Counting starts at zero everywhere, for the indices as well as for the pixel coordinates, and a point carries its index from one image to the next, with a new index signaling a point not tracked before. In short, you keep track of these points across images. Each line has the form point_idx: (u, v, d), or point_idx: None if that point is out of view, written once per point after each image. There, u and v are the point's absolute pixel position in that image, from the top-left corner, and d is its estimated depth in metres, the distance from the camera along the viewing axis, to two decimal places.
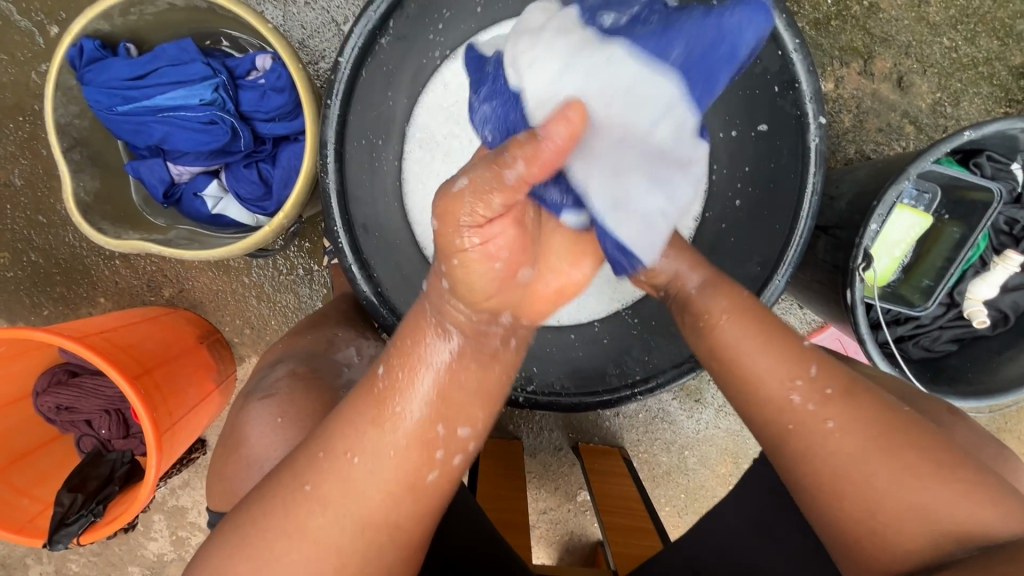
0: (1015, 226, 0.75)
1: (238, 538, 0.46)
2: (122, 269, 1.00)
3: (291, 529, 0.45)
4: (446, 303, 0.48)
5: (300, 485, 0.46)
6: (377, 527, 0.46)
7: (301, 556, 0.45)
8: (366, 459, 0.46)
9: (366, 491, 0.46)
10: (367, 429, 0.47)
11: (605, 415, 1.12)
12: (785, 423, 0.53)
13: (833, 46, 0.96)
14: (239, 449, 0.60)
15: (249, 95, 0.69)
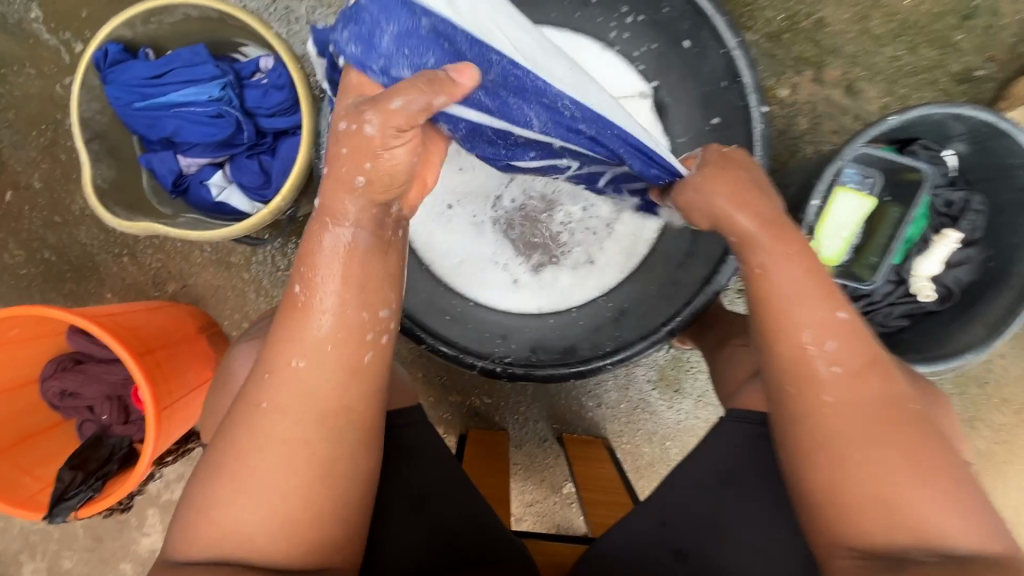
0: (952, 208, 0.82)
1: (222, 467, 0.52)
2: (129, 265, 1.07)
3: (258, 439, 0.52)
4: (341, 199, 0.54)
5: (259, 404, 0.53)
6: (332, 421, 0.53)
7: (274, 459, 0.52)
8: (311, 360, 0.53)
9: (313, 388, 0.53)
10: (297, 333, 0.53)
11: (588, 406, 1.16)
12: (822, 398, 0.56)
13: (786, 56, 1.05)
14: (231, 381, 0.69)
15: (253, 93, 0.77)
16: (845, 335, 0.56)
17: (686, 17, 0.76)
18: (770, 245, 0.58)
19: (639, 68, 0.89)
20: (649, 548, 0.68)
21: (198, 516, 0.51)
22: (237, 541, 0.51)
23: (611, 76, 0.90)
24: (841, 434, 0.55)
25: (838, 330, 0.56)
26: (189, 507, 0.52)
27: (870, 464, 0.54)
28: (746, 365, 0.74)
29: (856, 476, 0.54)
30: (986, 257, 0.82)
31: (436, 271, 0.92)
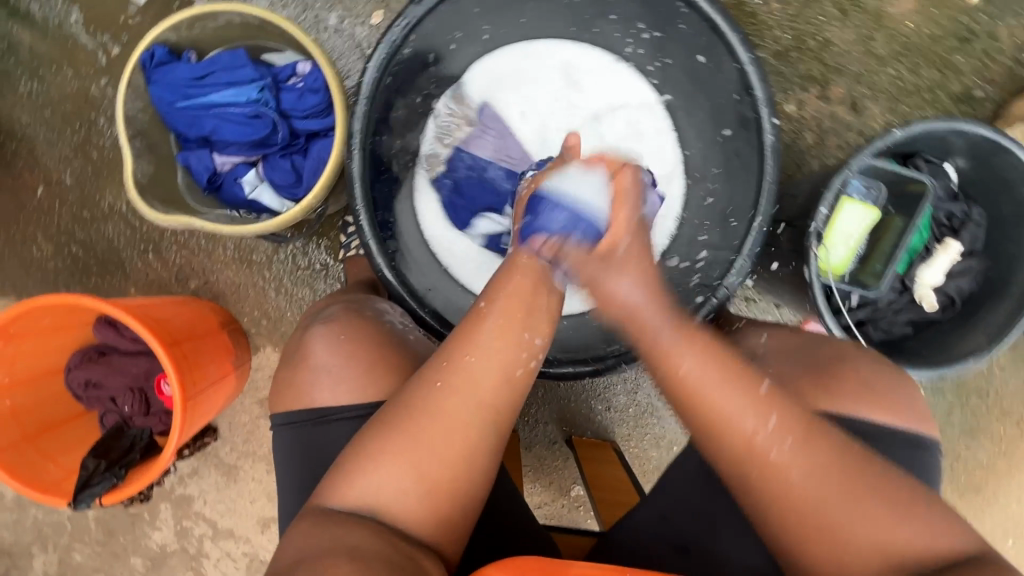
0: (953, 220, 0.86)
1: (386, 430, 0.60)
2: (154, 261, 1.10)
3: (427, 410, 0.60)
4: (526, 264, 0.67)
5: (434, 382, 0.61)
6: (485, 412, 0.61)
7: (436, 433, 0.59)
8: (482, 359, 0.61)
9: (480, 380, 0.61)
10: (478, 336, 0.62)
11: (597, 409, 1.18)
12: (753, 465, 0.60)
13: (793, 73, 1.10)
14: (308, 359, 0.70)
15: (289, 96, 0.81)
16: (728, 382, 0.61)
17: (703, 33, 0.80)
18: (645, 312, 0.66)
19: (650, 80, 0.93)
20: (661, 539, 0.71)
21: (354, 467, 0.59)
22: (385, 498, 0.58)
23: (623, 85, 0.94)
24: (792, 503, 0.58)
25: (733, 394, 0.61)
26: (349, 458, 0.60)
27: (830, 520, 0.57)
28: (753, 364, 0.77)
29: (824, 535, 0.57)
30: (986, 267, 0.85)
31: (454, 275, 0.92)
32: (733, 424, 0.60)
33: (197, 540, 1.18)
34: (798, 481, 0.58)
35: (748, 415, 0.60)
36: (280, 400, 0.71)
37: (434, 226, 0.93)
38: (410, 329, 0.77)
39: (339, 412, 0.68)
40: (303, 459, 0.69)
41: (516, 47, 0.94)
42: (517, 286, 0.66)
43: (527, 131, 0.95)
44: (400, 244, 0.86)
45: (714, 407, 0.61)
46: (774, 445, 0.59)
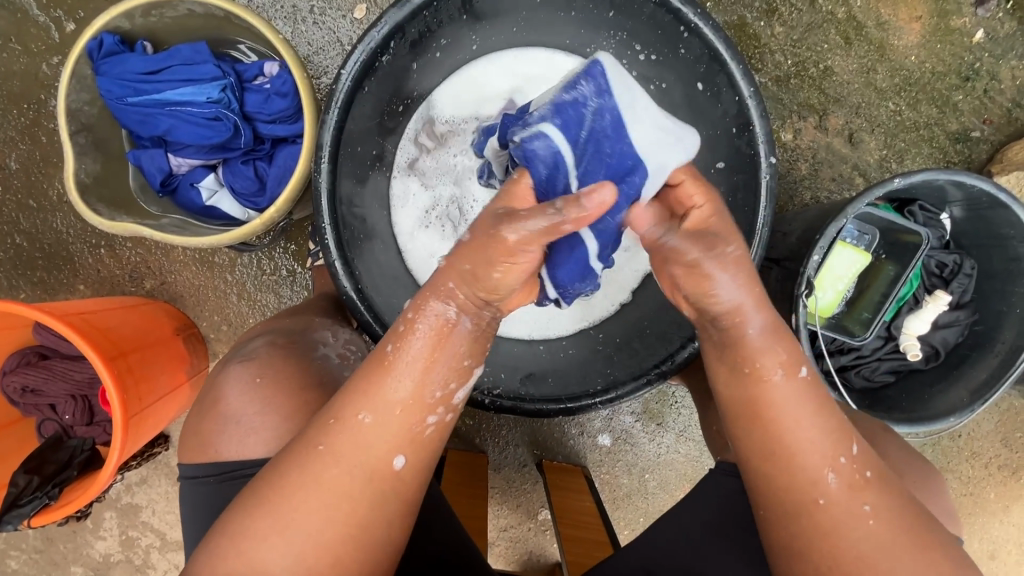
0: (944, 269, 0.84)
1: (262, 498, 0.53)
2: (105, 258, 1.02)
3: (309, 479, 0.53)
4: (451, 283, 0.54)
5: (315, 445, 0.54)
6: (380, 475, 0.54)
7: (317, 503, 0.53)
8: (380, 423, 0.54)
9: (371, 446, 0.54)
10: (373, 391, 0.54)
11: (570, 433, 1.15)
12: (815, 496, 0.52)
13: (792, 100, 1.06)
14: (218, 405, 0.68)
15: (254, 98, 0.75)
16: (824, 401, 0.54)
17: (703, 60, 0.76)
18: (770, 348, 0.53)
19: None
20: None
21: (223, 537, 0.53)
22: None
23: None
24: (813, 493, 0.52)
25: (827, 425, 0.53)
26: (222, 530, 0.53)
27: (844, 518, 0.52)
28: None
29: (831, 530, 0.51)
30: (973, 320, 0.83)
31: None
32: (822, 455, 0.52)
33: (143, 551, 1.12)
34: (863, 520, 0.51)
35: (812, 418, 0.53)
36: (189, 450, 0.68)
37: (410, 241, 0.87)
38: (347, 363, 0.75)
39: (244, 468, 0.64)
40: (207, 518, 0.64)
41: (502, 57, 0.88)
42: (419, 343, 0.54)
43: None
44: (370, 262, 0.81)
45: (788, 412, 0.53)
46: (833, 456, 0.53)
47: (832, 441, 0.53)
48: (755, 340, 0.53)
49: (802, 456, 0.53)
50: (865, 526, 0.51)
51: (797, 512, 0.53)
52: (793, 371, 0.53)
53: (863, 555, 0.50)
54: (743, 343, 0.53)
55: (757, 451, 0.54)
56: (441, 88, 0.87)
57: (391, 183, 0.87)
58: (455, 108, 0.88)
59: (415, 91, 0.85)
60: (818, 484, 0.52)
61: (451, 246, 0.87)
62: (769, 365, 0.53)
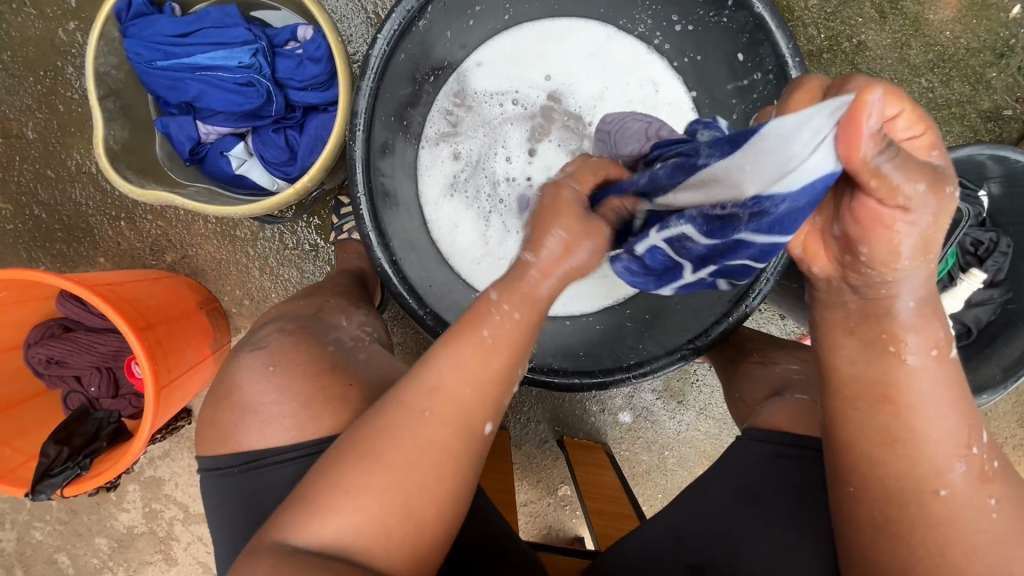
0: (979, 247, 0.82)
1: (358, 460, 0.51)
2: (126, 230, 1.01)
3: (410, 439, 0.51)
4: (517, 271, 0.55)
5: (418, 408, 0.52)
6: (474, 442, 0.54)
7: (418, 466, 0.51)
8: (476, 388, 0.53)
9: (470, 409, 0.53)
10: (466, 356, 0.53)
11: (591, 410, 1.15)
12: (935, 487, 0.48)
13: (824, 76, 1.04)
14: (233, 394, 0.66)
15: (286, 63, 0.72)
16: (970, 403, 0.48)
17: (746, 29, 0.74)
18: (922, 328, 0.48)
19: (681, 77, 0.87)
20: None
21: (310, 497, 0.51)
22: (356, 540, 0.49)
23: (651, 80, 0.88)
24: (931, 483, 0.48)
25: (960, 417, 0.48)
26: (312, 491, 0.51)
27: (959, 512, 0.47)
28: (767, 389, 0.74)
29: (942, 521, 0.47)
30: (1007, 298, 0.83)
31: (453, 265, 0.87)
32: (954, 445, 0.48)
33: (166, 523, 1.13)
34: (973, 513, 0.47)
35: (950, 411, 0.48)
36: (205, 443, 0.67)
37: (436, 212, 0.87)
38: (361, 346, 0.74)
39: (269, 455, 0.62)
40: (235, 509, 0.63)
41: (531, 29, 0.87)
42: (508, 313, 0.54)
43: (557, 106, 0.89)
44: (401, 233, 0.80)
45: (926, 398, 0.48)
46: (962, 447, 0.48)
47: (962, 434, 0.48)
48: (907, 318, 0.48)
49: (928, 438, 0.48)
50: (977, 516, 0.47)
51: (912, 500, 0.48)
52: (944, 353, 0.48)
53: (973, 547, 0.46)
54: (893, 320, 0.48)
55: (871, 433, 0.50)
56: (472, 60, 0.86)
57: (420, 153, 0.86)
58: (487, 77, 0.87)
59: (446, 60, 0.83)
60: (940, 475, 0.48)
61: (477, 217, 0.88)
62: (914, 344, 0.48)
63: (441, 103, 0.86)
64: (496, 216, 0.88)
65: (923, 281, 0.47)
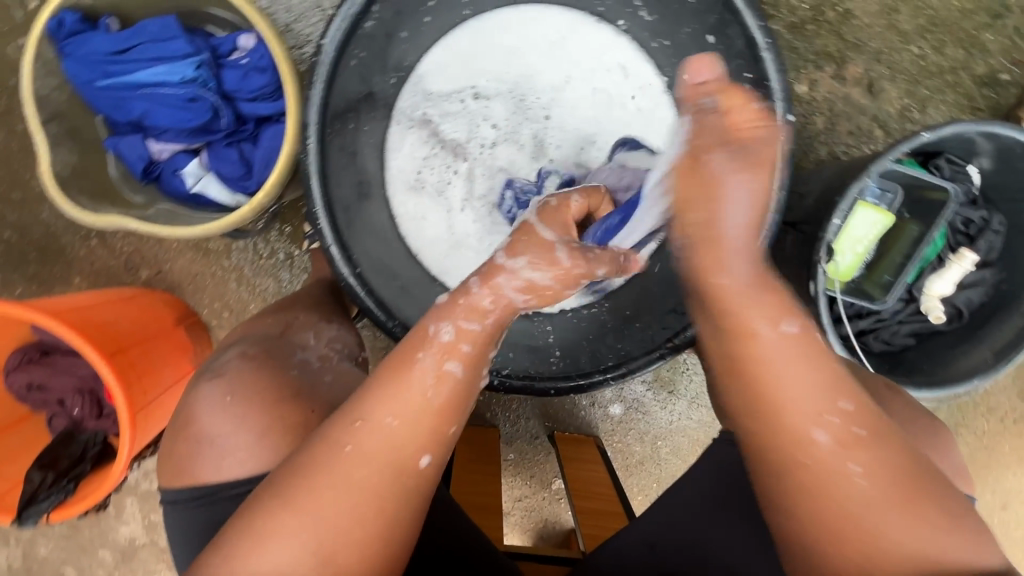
0: (971, 226, 0.80)
1: (276, 504, 0.50)
2: (98, 249, 0.99)
3: (337, 478, 0.51)
4: (428, 330, 0.54)
5: (342, 446, 0.51)
6: (407, 477, 0.53)
7: (343, 502, 0.50)
8: (404, 420, 0.52)
9: (398, 446, 0.52)
10: (397, 392, 0.53)
11: (582, 404, 1.14)
12: (810, 460, 0.48)
13: (807, 49, 0.99)
14: (191, 425, 0.64)
15: (231, 75, 0.71)
16: (797, 355, 0.49)
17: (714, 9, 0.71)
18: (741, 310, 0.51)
19: (654, 60, 0.83)
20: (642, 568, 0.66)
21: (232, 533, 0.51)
22: None
23: (620, 64, 0.85)
24: (800, 454, 0.49)
25: (806, 376, 0.49)
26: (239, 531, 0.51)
27: (839, 487, 0.48)
28: None
29: (817, 490, 0.48)
30: (999, 279, 0.80)
31: (423, 262, 0.84)
32: (805, 416, 0.48)
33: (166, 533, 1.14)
34: (846, 475, 0.47)
35: (807, 376, 0.49)
36: (166, 473, 0.65)
37: (401, 206, 0.84)
38: (327, 366, 0.71)
39: (225, 490, 0.60)
40: (195, 540, 0.61)
41: (492, 18, 0.85)
42: (449, 329, 0.54)
43: (529, 95, 0.86)
44: (365, 240, 0.77)
45: (778, 361, 0.49)
46: (821, 413, 0.48)
47: (819, 389, 0.49)
48: (765, 336, 0.50)
49: (773, 419, 0.49)
50: (852, 470, 0.47)
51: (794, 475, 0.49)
52: (788, 325, 0.50)
53: (861, 522, 0.47)
54: (721, 296, 0.51)
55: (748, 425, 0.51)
56: (431, 57, 0.84)
57: (388, 136, 0.83)
58: (448, 74, 0.84)
59: (404, 61, 0.81)
60: (807, 446, 0.48)
61: (444, 212, 0.86)
62: (757, 318, 0.50)
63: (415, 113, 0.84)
64: (463, 209, 0.86)
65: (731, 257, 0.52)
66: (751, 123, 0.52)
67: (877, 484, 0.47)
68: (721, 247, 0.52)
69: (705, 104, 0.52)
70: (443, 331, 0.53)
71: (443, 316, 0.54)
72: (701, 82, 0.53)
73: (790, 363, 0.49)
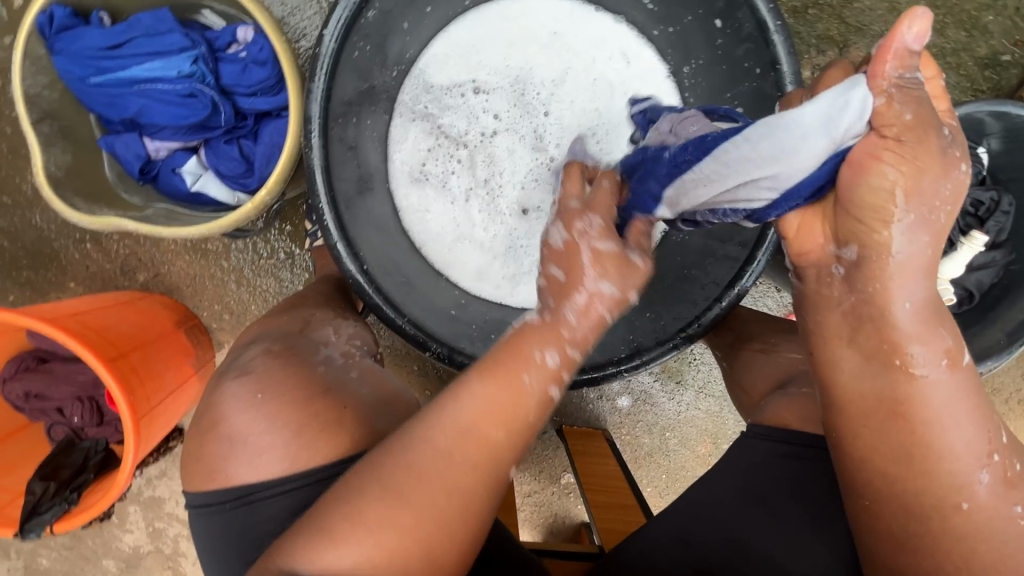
0: (980, 208, 0.79)
1: (320, 542, 0.48)
2: (93, 252, 0.97)
3: (379, 517, 0.48)
4: (528, 353, 0.52)
5: (396, 475, 0.49)
6: (468, 506, 0.50)
7: (433, 514, 0.49)
8: (504, 433, 0.51)
9: (461, 471, 0.50)
10: (475, 413, 0.51)
11: (589, 398, 1.13)
12: (960, 501, 0.48)
13: (809, 34, 0.99)
14: (218, 427, 0.61)
15: (230, 69, 0.69)
16: (974, 406, 0.49)
17: None
18: (925, 344, 0.49)
19: (655, 46, 0.83)
20: (680, 563, 0.64)
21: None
22: None
23: (621, 51, 0.84)
24: (955, 496, 0.48)
25: (976, 422, 0.48)
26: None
27: (985, 522, 0.48)
28: (773, 379, 0.75)
29: (968, 534, 0.48)
30: (1009, 260, 0.80)
31: (428, 255, 0.84)
32: (975, 458, 0.48)
33: (171, 540, 1.12)
34: (1006, 521, 0.48)
35: (972, 417, 0.48)
36: (192, 477, 0.63)
37: (406, 199, 0.84)
38: (353, 362, 0.69)
39: (261, 491, 0.58)
40: (230, 548, 0.59)
41: (492, 9, 0.84)
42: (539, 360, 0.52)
43: (532, 84, 0.85)
44: (370, 234, 0.76)
45: (942, 409, 0.49)
46: (986, 455, 0.48)
47: (988, 434, 0.49)
48: (936, 382, 0.49)
49: (950, 456, 0.48)
50: (1000, 514, 0.48)
51: (939, 516, 0.49)
52: (956, 362, 0.49)
53: (1004, 556, 0.48)
54: (893, 324, 0.49)
55: (886, 451, 0.50)
56: (432, 50, 0.83)
57: (391, 129, 0.83)
58: (450, 65, 0.84)
59: (405, 54, 0.80)
60: (965, 488, 0.48)
61: (448, 205, 0.85)
62: (923, 356, 0.49)
63: (417, 106, 0.84)
64: (468, 200, 0.85)
65: (911, 276, 0.48)
66: (945, 116, 0.48)
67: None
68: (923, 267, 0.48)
69: (909, 81, 0.44)
70: (547, 356, 0.52)
71: (541, 338, 0.53)
72: (917, 53, 0.43)
73: (968, 407, 0.49)
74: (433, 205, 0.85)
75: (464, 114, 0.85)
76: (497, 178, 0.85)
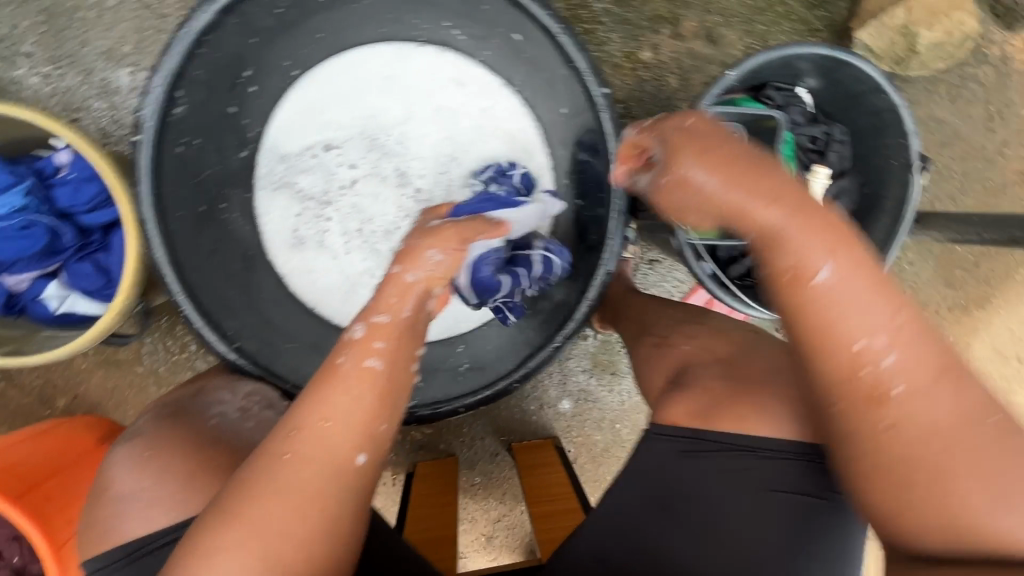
0: (816, 142, 0.82)
1: (221, 523, 0.51)
2: (9, 390, 0.99)
3: (272, 490, 0.52)
4: (359, 327, 0.59)
5: (282, 456, 0.53)
6: (344, 477, 0.54)
7: (291, 506, 0.51)
8: (338, 420, 0.54)
9: (332, 449, 0.53)
10: (328, 397, 0.54)
11: (531, 410, 1.14)
12: (877, 389, 0.47)
13: (640, 18, 1.02)
14: (109, 491, 0.64)
15: (63, 193, 0.74)
16: (865, 298, 0.47)
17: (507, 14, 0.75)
18: (799, 235, 0.49)
19: (487, 65, 0.85)
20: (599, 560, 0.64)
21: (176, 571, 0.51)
22: None
23: (454, 79, 0.86)
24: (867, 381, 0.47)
25: (874, 309, 0.47)
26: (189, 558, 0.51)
27: (899, 408, 0.47)
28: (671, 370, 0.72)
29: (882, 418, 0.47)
30: (861, 184, 0.82)
31: (321, 313, 0.86)
32: (850, 346, 0.47)
33: None
34: (886, 412, 0.47)
35: (872, 308, 0.47)
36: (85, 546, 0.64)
37: (288, 264, 0.86)
38: (249, 413, 0.70)
39: (154, 541, 0.60)
40: None
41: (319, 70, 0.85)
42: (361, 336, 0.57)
43: (379, 130, 0.87)
44: (246, 309, 0.80)
45: (835, 297, 0.47)
46: (882, 341, 0.47)
47: (888, 324, 0.46)
48: (826, 284, 0.48)
49: (860, 344, 0.47)
50: (923, 401, 0.46)
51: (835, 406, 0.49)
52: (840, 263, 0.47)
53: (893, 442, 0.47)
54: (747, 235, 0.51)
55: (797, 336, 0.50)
56: (275, 124, 0.85)
57: (257, 202, 0.85)
58: (298, 131, 0.86)
59: (247, 134, 0.84)
60: (859, 373, 0.47)
61: (331, 260, 0.87)
62: (795, 259, 0.49)
63: (275, 178, 0.86)
64: (349, 251, 0.88)
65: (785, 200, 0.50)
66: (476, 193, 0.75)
67: (937, 437, 0.46)
68: (746, 184, 0.51)
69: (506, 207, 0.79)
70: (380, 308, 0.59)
71: (388, 296, 0.60)
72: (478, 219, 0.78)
73: (858, 302, 0.47)
74: (314, 262, 0.87)
75: (321, 173, 0.87)
76: (369, 224, 0.88)
